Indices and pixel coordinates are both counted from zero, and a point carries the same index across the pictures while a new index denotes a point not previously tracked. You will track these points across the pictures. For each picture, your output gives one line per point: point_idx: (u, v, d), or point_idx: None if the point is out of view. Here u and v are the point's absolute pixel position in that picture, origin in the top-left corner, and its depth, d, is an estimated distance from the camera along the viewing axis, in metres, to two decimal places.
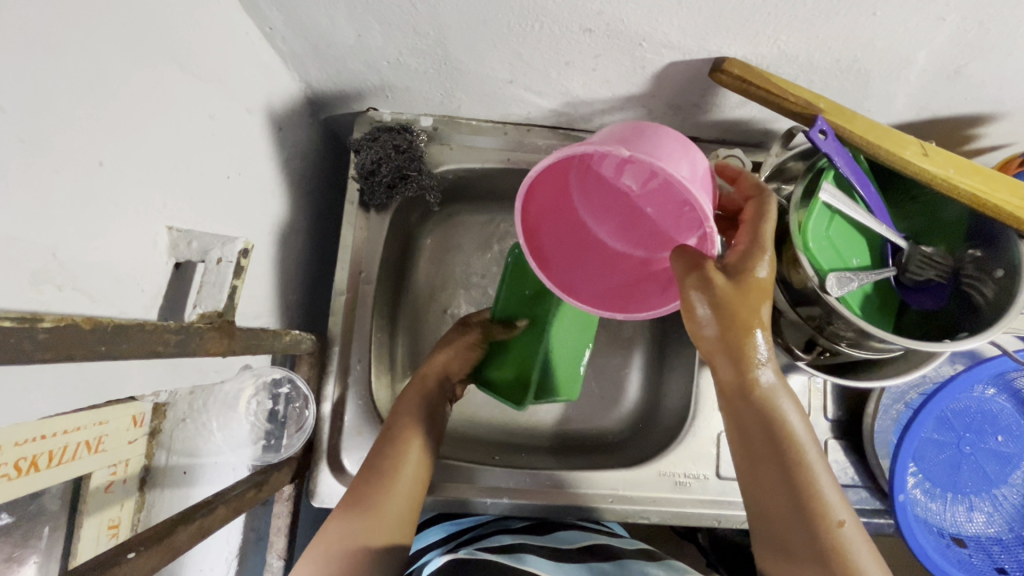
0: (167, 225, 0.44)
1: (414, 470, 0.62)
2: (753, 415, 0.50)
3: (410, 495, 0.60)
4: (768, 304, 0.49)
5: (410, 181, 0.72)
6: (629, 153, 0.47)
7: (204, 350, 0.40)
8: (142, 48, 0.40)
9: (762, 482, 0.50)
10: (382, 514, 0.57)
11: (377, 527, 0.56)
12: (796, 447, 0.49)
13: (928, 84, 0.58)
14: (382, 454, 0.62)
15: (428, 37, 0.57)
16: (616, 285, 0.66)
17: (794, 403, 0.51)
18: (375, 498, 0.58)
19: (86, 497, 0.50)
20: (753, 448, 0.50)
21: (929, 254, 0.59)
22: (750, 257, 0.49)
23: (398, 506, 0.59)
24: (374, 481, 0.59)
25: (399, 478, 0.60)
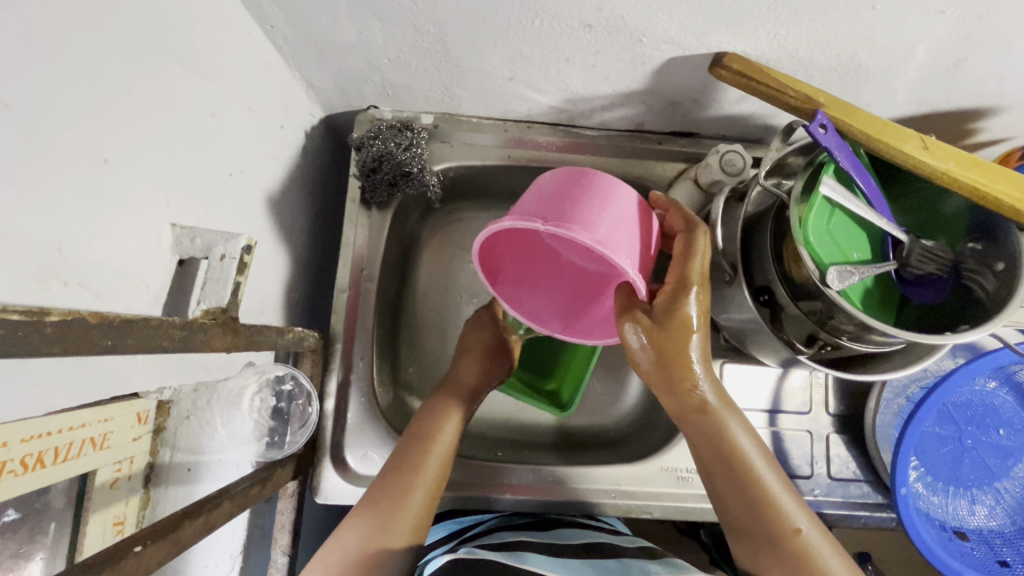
0: (170, 222, 0.44)
1: (433, 473, 0.61)
2: (700, 436, 0.54)
3: (428, 499, 0.59)
4: (699, 335, 0.53)
5: (411, 178, 0.72)
6: (541, 227, 0.54)
7: (208, 346, 0.40)
8: (145, 46, 0.41)
9: (727, 501, 0.53)
10: (398, 514, 0.56)
11: (393, 527, 0.55)
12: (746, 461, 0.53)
13: (928, 79, 0.58)
14: (400, 459, 0.61)
15: (429, 34, 0.57)
16: (578, 308, 0.72)
17: (743, 420, 0.55)
18: (392, 499, 0.57)
19: (91, 494, 0.50)
20: (711, 468, 0.54)
21: (929, 248, 0.58)
22: (675, 294, 0.54)
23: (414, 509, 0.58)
24: (392, 481, 0.59)
25: (416, 481, 0.60)
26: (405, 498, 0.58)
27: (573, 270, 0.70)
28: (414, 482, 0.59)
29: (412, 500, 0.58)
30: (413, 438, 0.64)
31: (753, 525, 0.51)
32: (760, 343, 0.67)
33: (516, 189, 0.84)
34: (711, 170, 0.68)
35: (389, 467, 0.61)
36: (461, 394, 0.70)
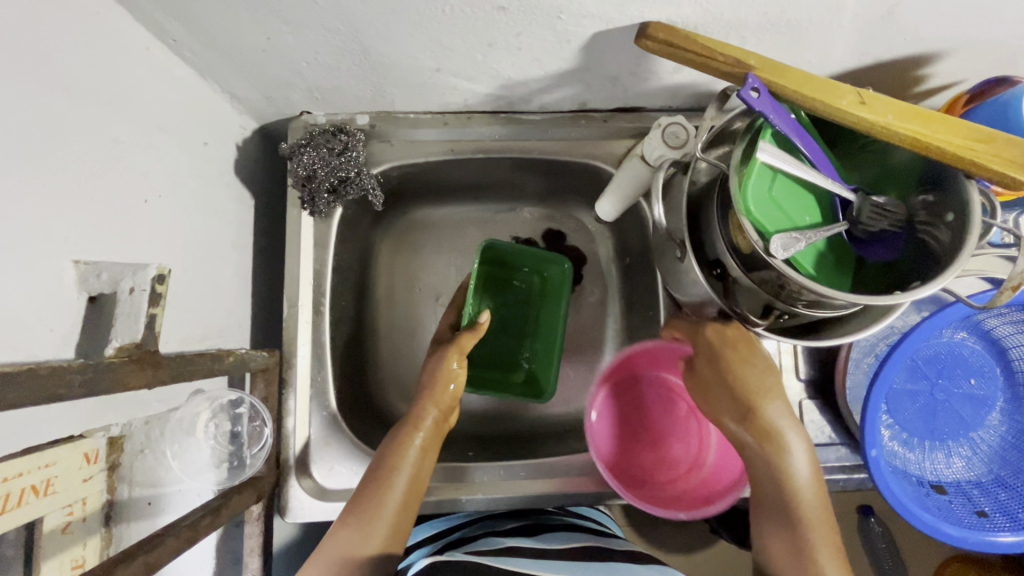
0: (73, 259, 0.42)
1: (406, 484, 0.61)
2: (759, 450, 0.57)
3: (401, 509, 0.59)
4: (755, 363, 0.59)
5: (350, 184, 0.71)
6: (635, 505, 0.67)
7: (121, 385, 0.39)
8: (16, 75, 0.38)
9: (772, 536, 0.56)
10: (373, 526, 0.57)
11: (369, 537, 0.56)
12: (791, 475, 0.56)
13: (864, 29, 0.56)
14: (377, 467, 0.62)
15: (341, 32, 0.54)
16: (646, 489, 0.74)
17: (806, 441, 0.56)
18: (368, 511, 0.58)
19: (40, 542, 0.48)
20: (766, 500, 0.57)
21: (880, 204, 0.56)
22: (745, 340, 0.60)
23: (388, 519, 0.58)
24: (366, 495, 0.59)
25: (388, 492, 0.59)
26: (378, 510, 0.58)
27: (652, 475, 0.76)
28: (386, 492, 0.59)
29: (385, 512, 0.58)
30: (385, 453, 0.63)
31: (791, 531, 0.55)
32: (721, 316, 0.66)
33: (466, 181, 0.82)
34: (655, 144, 0.66)
35: (365, 482, 0.61)
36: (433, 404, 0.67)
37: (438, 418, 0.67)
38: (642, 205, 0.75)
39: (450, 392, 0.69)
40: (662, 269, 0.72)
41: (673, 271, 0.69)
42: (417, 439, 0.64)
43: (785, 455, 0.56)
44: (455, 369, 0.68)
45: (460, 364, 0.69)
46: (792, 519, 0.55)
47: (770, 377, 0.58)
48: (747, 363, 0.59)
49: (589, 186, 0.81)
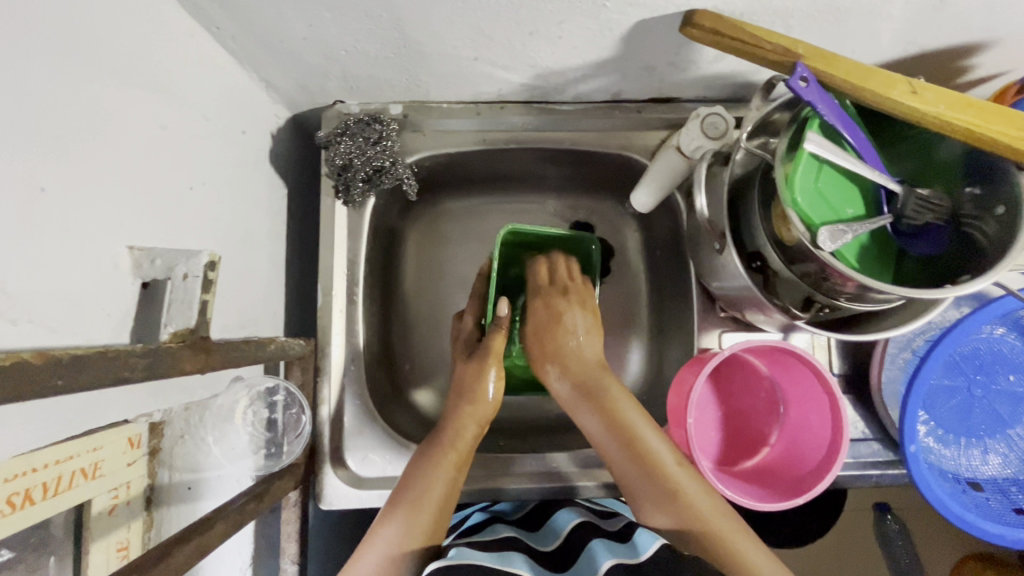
0: (127, 245, 0.42)
1: (447, 483, 0.62)
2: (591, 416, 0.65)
3: (442, 507, 0.61)
4: (578, 326, 0.71)
5: (385, 173, 0.71)
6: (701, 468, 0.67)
7: (178, 370, 0.39)
8: (70, 61, 0.38)
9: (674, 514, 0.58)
10: (415, 523, 0.58)
11: (413, 529, 0.58)
12: (639, 439, 0.61)
13: (914, 17, 0.55)
14: (421, 462, 0.64)
15: (382, 20, 0.54)
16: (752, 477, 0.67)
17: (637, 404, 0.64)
18: (409, 509, 0.59)
19: (88, 524, 0.48)
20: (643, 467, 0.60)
21: (927, 197, 0.55)
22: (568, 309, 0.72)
23: (430, 518, 0.59)
24: (407, 494, 0.61)
25: (430, 491, 0.61)
26: (420, 508, 0.59)
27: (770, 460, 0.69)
28: (429, 489, 0.61)
29: (427, 509, 0.59)
30: (424, 456, 0.65)
31: (664, 502, 0.59)
32: (756, 309, 0.66)
33: (497, 172, 0.82)
34: (694, 134, 0.64)
35: (405, 479, 0.63)
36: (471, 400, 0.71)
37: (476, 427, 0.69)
38: (676, 197, 0.74)
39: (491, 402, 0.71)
40: (696, 260, 0.72)
41: (708, 264, 0.68)
42: (457, 447, 0.66)
43: (616, 414, 0.63)
44: (492, 378, 0.71)
45: (491, 371, 0.71)
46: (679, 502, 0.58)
47: (590, 335, 0.71)
48: (566, 329, 0.71)
49: (620, 177, 0.81)
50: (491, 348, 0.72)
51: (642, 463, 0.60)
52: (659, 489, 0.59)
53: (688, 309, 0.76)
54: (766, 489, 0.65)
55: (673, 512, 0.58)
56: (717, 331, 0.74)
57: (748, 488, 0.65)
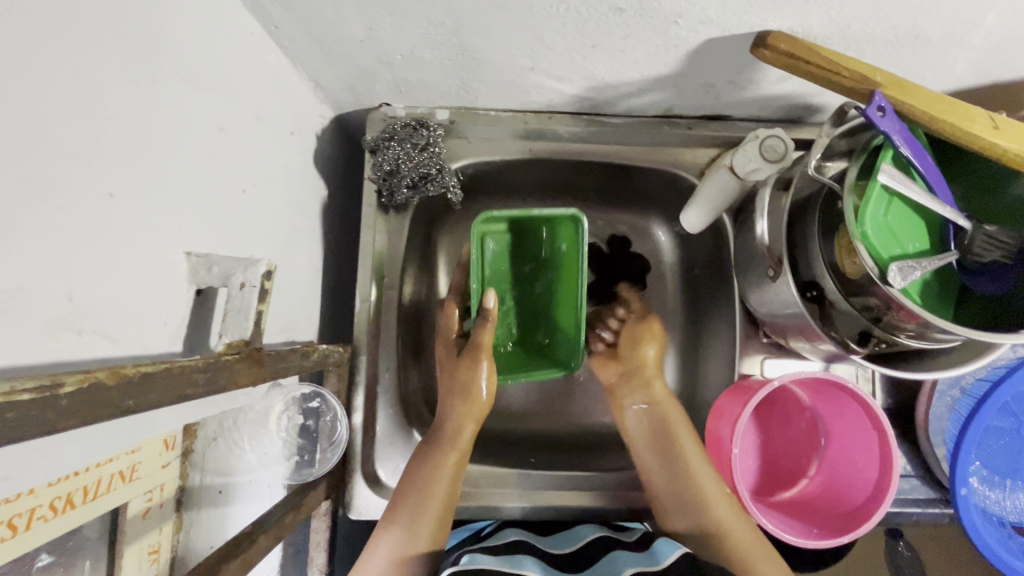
0: (185, 251, 0.41)
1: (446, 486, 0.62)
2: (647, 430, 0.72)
3: (444, 509, 0.61)
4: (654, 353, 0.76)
5: (430, 180, 0.70)
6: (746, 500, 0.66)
7: (233, 384, 0.38)
8: (142, 64, 0.37)
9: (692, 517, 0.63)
10: (419, 525, 0.58)
11: (416, 535, 0.58)
12: (685, 454, 0.66)
13: (994, 47, 0.52)
14: (422, 458, 0.64)
15: (444, 27, 0.53)
16: (797, 511, 0.66)
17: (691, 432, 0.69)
18: (410, 511, 0.59)
19: (123, 527, 0.47)
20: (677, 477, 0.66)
21: (995, 234, 0.53)
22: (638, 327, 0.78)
23: (433, 520, 0.59)
24: (409, 495, 0.60)
25: (430, 491, 0.61)
26: (422, 509, 0.60)
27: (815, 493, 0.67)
28: (430, 492, 0.61)
29: (432, 505, 0.60)
30: (418, 459, 0.64)
31: (687, 511, 0.64)
32: (802, 338, 0.64)
33: (539, 181, 0.80)
34: (750, 157, 0.63)
35: (409, 475, 0.63)
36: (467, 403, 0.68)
37: (471, 431, 0.68)
38: (724, 218, 0.73)
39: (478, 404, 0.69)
40: (742, 281, 0.71)
41: (757, 287, 0.67)
42: (453, 453, 0.65)
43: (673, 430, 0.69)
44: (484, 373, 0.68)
45: (475, 365, 0.69)
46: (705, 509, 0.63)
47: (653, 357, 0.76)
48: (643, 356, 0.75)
49: (664, 193, 0.79)
50: (473, 344, 0.69)
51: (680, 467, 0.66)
52: (693, 498, 0.64)
53: (730, 332, 0.74)
54: (811, 523, 0.64)
55: (694, 519, 0.63)
56: (759, 356, 0.73)
57: (788, 522, 0.64)
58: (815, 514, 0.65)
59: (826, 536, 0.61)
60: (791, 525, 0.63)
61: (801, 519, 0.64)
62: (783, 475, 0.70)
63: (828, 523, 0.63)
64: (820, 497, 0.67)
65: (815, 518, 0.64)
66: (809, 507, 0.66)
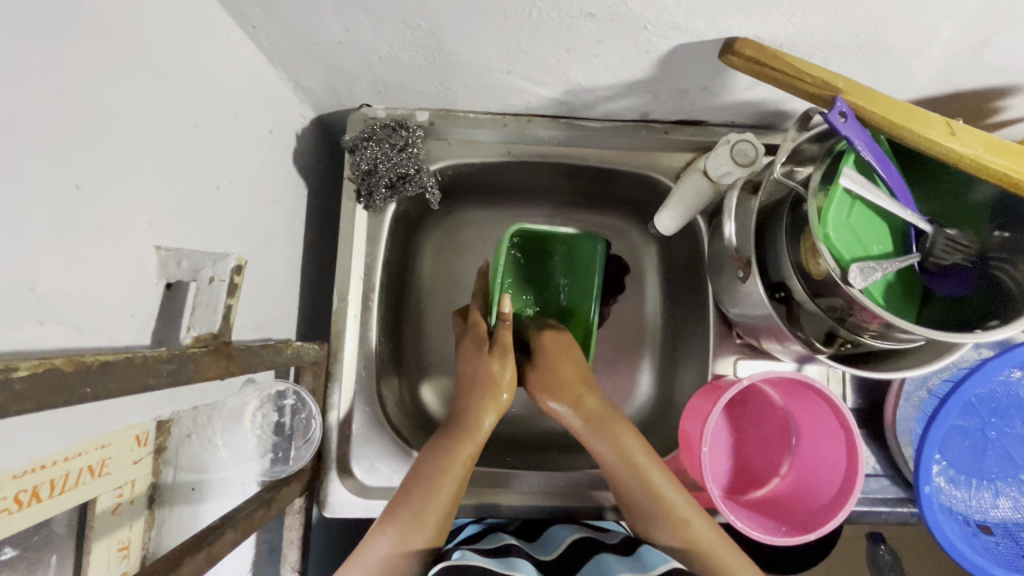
0: (155, 244, 0.42)
1: (460, 476, 0.61)
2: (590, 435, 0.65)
3: (453, 501, 0.60)
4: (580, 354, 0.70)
5: (409, 181, 0.71)
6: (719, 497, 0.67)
7: (199, 376, 0.39)
8: (113, 60, 0.37)
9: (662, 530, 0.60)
10: (421, 523, 0.57)
11: (416, 531, 0.56)
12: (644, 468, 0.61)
13: (953, 58, 0.54)
14: (433, 454, 0.63)
15: (420, 29, 0.54)
16: (767, 510, 0.67)
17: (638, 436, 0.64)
18: (418, 503, 0.58)
19: (91, 522, 0.45)
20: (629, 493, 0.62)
21: (954, 237, 0.55)
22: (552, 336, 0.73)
23: (441, 512, 0.58)
24: (415, 489, 0.59)
25: (442, 483, 0.60)
26: (428, 503, 0.58)
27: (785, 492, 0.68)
28: (438, 484, 0.60)
29: (438, 504, 0.59)
30: (436, 451, 0.63)
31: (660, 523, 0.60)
32: (773, 339, 0.65)
33: (519, 183, 0.81)
34: (721, 161, 0.65)
35: (418, 469, 0.62)
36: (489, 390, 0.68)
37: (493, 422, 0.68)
38: (699, 220, 0.74)
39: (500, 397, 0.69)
40: (716, 282, 0.72)
41: (728, 288, 0.68)
42: (472, 443, 0.64)
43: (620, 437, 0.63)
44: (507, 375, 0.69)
45: (503, 364, 0.69)
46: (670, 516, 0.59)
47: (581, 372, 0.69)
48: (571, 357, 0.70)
49: (641, 196, 0.80)
50: (499, 345, 0.71)
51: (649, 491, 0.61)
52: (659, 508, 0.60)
53: (705, 333, 0.75)
54: (779, 521, 0.65)
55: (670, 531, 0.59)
56: (732, 357, 0.74)
57: (758, 519, 0.65)
58: (784, 512, 0.66)
59: (794, 534, 0.62)
60: (761, 522, 0.64)
61: (772, 518, 0.65)
62: (754, 474, 0.71)
63: (797, 522, 0.64)
64: (789, 496, 0.68)
65: (785, 516, 0.65)
66: (778, 505, 0.67)
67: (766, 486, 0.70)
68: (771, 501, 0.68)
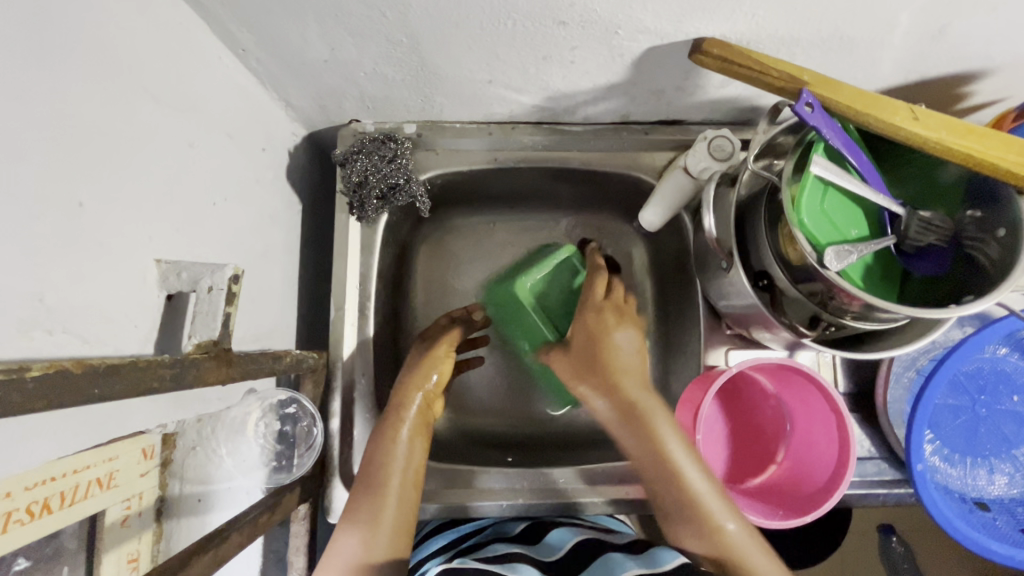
0: (155, 258, 0.44)
1: (403, 457, 0.61)
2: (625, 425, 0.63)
3: (406, 492, 0.59)
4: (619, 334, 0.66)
5: (399, 191, 0.73)
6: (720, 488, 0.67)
7: (201, 381, 0.41)
8: (112, 86, 0.40)
9: (684, 530, 0.56)
10: (382, 514, 0.56)
11: (375, 527, 0.54)
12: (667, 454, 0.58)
13: (914, 47, 0.56)
14: (375, 443, 0.62)
15: (402, 45, 0.56)
16: (771, 498, 0.67)
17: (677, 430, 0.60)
18: (371, 505, 0.56)
19: (101, 535, 0.45)
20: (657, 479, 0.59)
21: (929, 219, 0.56)
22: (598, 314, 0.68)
23: (402, 506, 0.57)
24: (368, 480, 0.59)
25: (389, 470, 0.59)
26: (382, 493, 0.57)
27: (789, 475, 0.69)
28: (389, 472, 0.59)
29: (390, 490, 0.58)
30: (377, 439, 0.63)
31: (685, 521, 0.56)
32: (762, 327, 0.67)
33: (506, 189, 0.83)
34: (700, 156, 0.67)
35: (366, 464, 0.61)
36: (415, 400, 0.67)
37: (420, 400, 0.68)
38: (683, 216, 0.76)
39: (435, 404, 0.70)
40: (703, 276, 0.73)
41: (715, 280, 0.70)
42: (406, 422, 0.65)
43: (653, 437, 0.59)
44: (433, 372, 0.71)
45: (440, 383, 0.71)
46: (690, 514, 0.55)
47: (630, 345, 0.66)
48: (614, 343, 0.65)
49: (627, 196, 0.82)
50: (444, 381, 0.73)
51: (673, 484, 0.57)
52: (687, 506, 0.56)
53: (695, 326, 0.77)
54: (781, 507, 0.65)
55: (692, 524, 0.55)
56: (724, 348, 0.75)
57: (756, 506, 0.66)
58: (787, 497, 0.67)
59: (799, 519, 0.62)
60: (765, 511, 0.64)
61: (779, 504, 0.66)
62: (755, 461, 0.72)
63: (801, 505, 0.64)
64: (788, 479, 0.69)
65: (789, 502, 0.65)
66: (780, 491, 0.68)
67: (768, 471, 0.71)
68: (774, 488, 0.69)
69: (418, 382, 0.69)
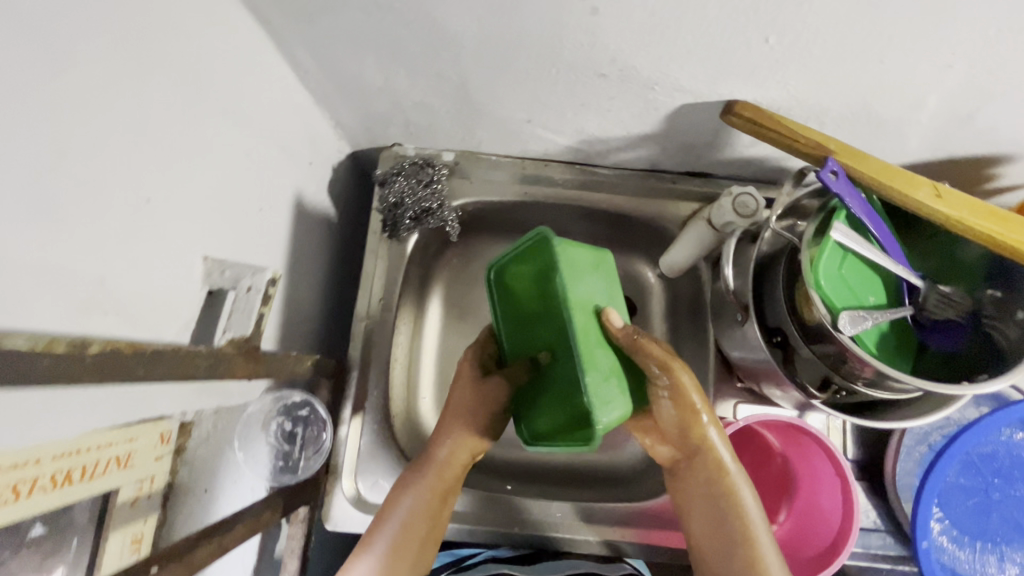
0: (203, 255, 0.47)
1: (428, 522, 0.62)
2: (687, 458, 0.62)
3: (429, 541, 0.62)
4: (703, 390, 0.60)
5: (431, 215, 0.77)
6: None
7: (230, 374, 0.43)
8: (187, 97, 0.44)
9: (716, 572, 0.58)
10: (400, 561, 0.60)
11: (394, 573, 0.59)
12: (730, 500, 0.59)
13: (942, 127, 0.58)
14: (407, 489, 0.63)
15: (451, 82, 0.60)
16: None
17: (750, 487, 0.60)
18: (397, 556, 0.60)
19: (111, 512, 0.46)
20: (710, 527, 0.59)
21: (947, 294, 0.58)
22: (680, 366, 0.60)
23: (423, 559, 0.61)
24: (394, 524, 0.61)
25: (418, 518, 0.62)
26: (406, 543, 0.60)
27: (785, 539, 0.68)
28: (417, 522, 0.61)
29: (416, 540, 0.61)
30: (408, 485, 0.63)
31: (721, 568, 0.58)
32: (773, 384, 0.67)
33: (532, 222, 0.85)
34: (725, 210, 0.68)
35: (392, 505, 0.63)
36: (456, 449, 0.66)
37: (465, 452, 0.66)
38: (702, 265, 0.78)
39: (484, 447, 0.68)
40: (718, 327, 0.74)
41: (730, 332, 0.71)
42: (440, 474, 0.64)
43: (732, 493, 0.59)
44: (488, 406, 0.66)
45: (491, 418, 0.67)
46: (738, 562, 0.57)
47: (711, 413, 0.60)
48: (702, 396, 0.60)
49: (649, 241, 0.84)
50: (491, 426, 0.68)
51: (737, 532, 0.57)
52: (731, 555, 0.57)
53: (706, 375, 0.77)
54: None
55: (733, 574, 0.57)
56: (732, 401, 0.76)
57: None
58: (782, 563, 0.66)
59: None
60: None
61: None
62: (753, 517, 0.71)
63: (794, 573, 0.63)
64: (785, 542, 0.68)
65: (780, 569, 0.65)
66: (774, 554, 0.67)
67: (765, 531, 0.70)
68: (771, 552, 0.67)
69: (465, 435, 0.66)
